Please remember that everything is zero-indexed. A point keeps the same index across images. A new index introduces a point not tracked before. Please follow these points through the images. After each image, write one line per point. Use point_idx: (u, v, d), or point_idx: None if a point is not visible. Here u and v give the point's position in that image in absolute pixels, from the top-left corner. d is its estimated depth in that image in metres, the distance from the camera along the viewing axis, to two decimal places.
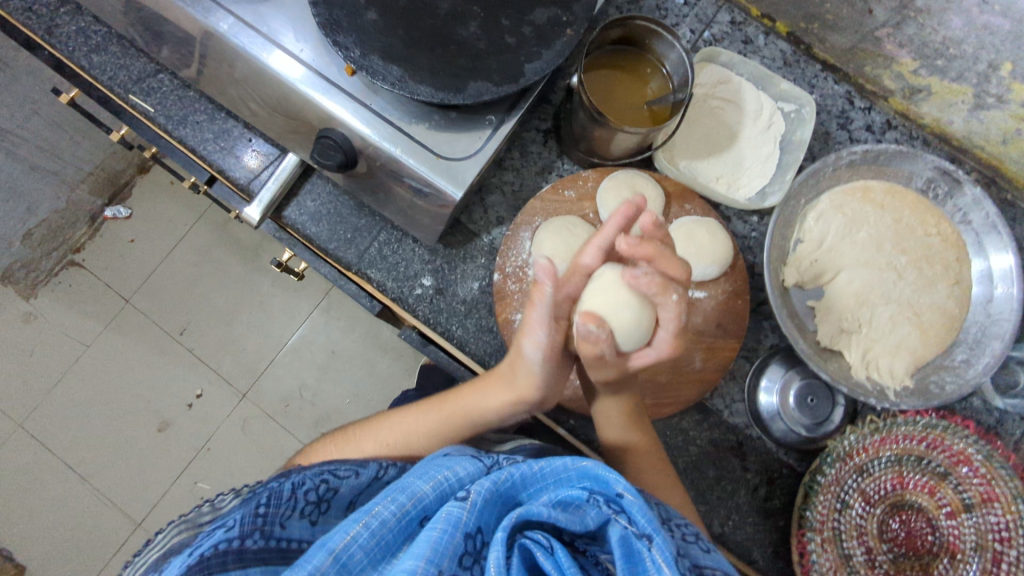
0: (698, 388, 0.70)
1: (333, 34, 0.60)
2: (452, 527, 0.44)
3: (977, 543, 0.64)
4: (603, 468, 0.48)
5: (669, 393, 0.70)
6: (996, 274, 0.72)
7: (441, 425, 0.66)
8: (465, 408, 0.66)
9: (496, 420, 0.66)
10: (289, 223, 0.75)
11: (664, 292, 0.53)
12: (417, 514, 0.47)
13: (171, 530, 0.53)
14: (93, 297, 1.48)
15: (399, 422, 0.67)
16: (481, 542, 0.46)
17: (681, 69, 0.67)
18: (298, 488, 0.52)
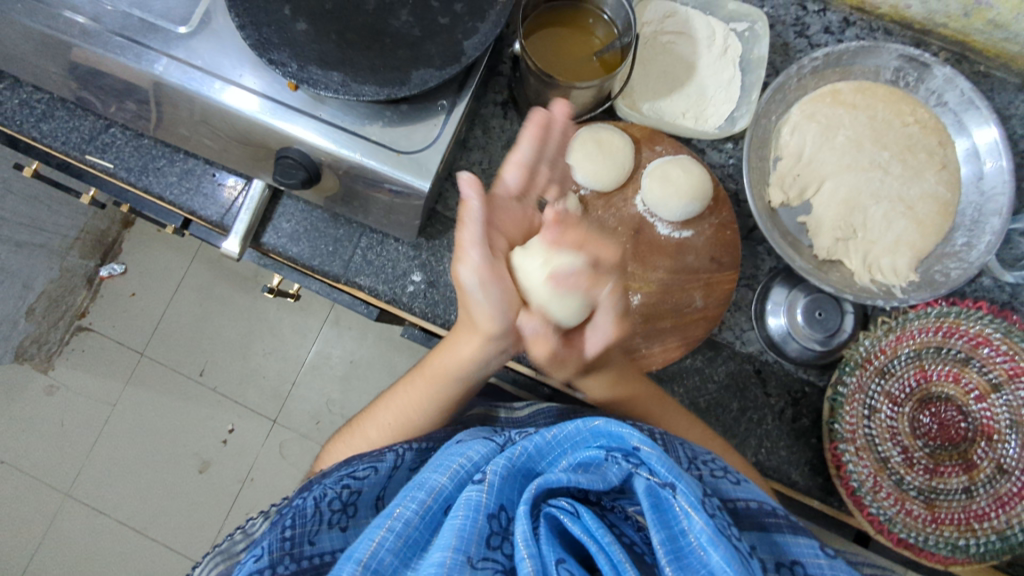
0: (705, 325, 0.69)
1: (267, 52, 0.60)
2: (474, 511, 0.46)
3: (1012, 421, 0.65)
4: (616, 424, 0.50)
5: (677, 335, 0.69)
6: (983, 149, 0.71)
7: (428, 389, 0.67)
8: (442, 365, 0.67)
9: (475, 371, 0.66)
10: (269, 248, 0.75)
11: (593, 282, 0.62)
12: (440, 506, 0.49)
13: (207, 563, 0.57)
14: (108, 357, 1.50)
15: (394, 401, 0.69)
16: (506, 520, 0.47)
17: (622, 12, 0.66)
18: (320, 501, 0.54)
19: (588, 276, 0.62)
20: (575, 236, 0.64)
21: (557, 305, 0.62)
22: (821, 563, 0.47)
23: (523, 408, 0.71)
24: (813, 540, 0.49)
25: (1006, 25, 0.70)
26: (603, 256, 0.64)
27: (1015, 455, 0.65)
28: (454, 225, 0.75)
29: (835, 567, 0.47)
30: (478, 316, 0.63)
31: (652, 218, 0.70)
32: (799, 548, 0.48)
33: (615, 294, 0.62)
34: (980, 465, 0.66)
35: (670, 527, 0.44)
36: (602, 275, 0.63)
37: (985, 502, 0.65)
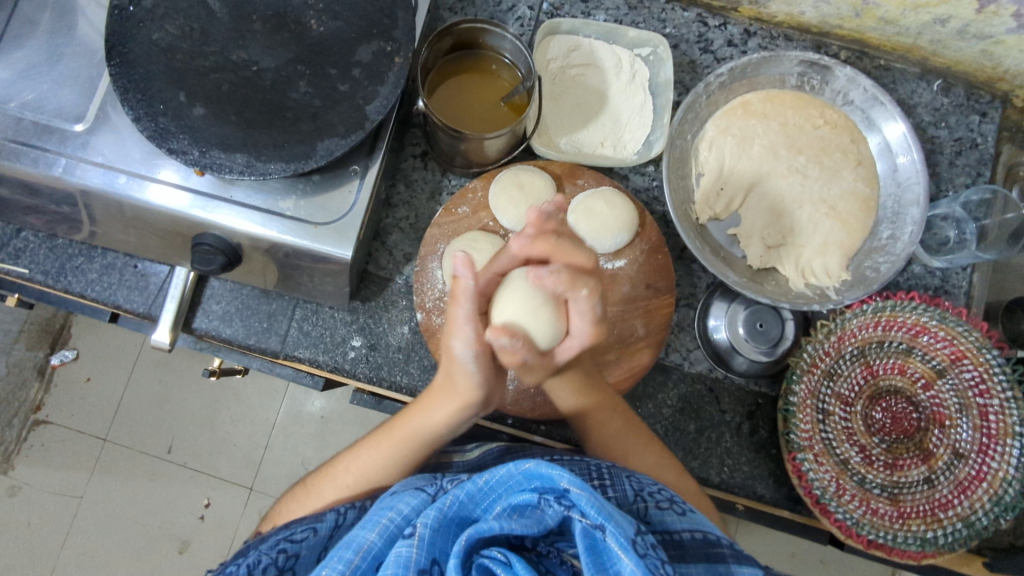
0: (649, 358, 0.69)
1: (166, 142, 0.59)
2: (402, 569, 0.45)
3: (960, 405, 0.67)
4: (545, 465, 0.48)
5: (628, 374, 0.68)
6: (893, 143, 0.73)
7: (397, 455, 0.63)
8: (411, 431, 0.63)
9: (445, 436, 0.64)
10: (202, 333, 0.73)
11: (573, 287, 0.57)
12: (370, 564, 0.48)
13: None
14: (69, 447, 1.45)
15: (356, 461, 0.64)
16: (439, 573, 0.47)
17: (520, 56, 0.66)
18: (254, 568, 0.52)
19: (567, 278, 0.57)
20: (544, 248, 0.58)
21: (532, 316, 0.60)
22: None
23: (472, 449, 0.68)
24: (756, 570, 0.50)
25: (896, 20, 0.72)
26: (582, 263, 0.59)
27: (968, 438, 0.67)
28: (388, 284, 0.74)
29: None
30: (460, 385, 0.60)
31: None
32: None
33: (592, 298, 0.58)
34: (937, 453, 0.67)
35: (605, 569, 0.43)
36: (582, 277, 0.58)
37: (947, 490, 0.67)
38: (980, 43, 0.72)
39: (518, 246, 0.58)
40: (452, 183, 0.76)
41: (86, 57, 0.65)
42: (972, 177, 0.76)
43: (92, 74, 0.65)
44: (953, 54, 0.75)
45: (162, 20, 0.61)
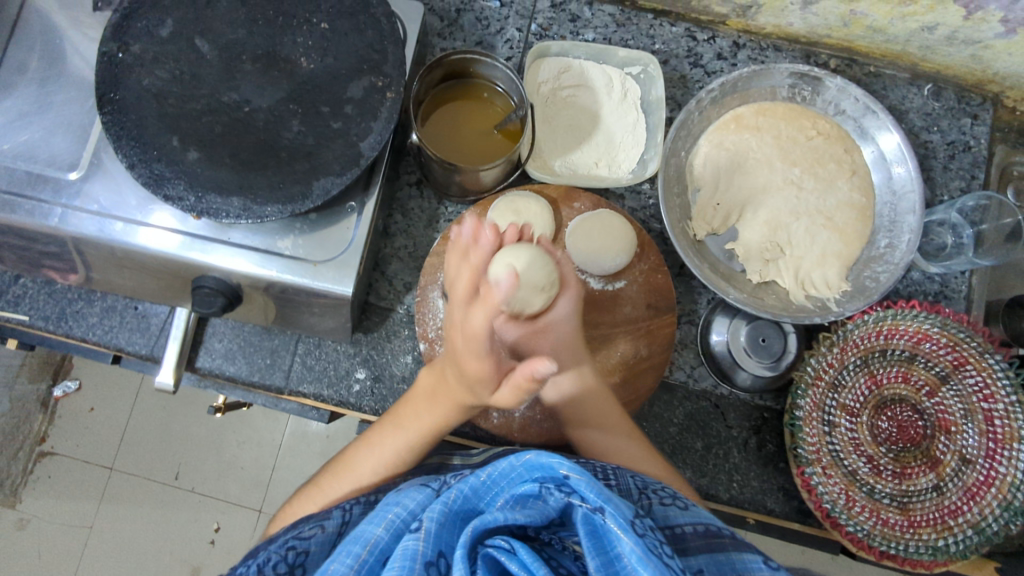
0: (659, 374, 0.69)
1: (162, 188, 0.59)
2: (409, 561, 0.44)
3: (965, 410, 0.68)
4: (544, 455, 0.48)
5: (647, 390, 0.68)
6: (888, 154, 0.73)
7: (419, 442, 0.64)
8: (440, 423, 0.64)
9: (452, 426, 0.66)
10: (206, 372, 0.73)
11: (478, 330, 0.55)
12: (377, 559, 0.48)
13: None
14: (76, 478, 1.45)
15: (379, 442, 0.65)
16: (446, 565, 0.46)
17: (512, 85, 0.66)
18: (263, 566, 0.51)
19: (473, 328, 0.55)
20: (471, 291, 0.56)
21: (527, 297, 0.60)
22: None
23: (477, 454, 0.67)
24: (756, 554, 0.49)
25: (885, 28, 0.72)
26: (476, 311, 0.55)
27: (975, 443, 0.67)
28: (389, 314, 0.73)
29: None
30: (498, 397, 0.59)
31: (583, 274, 0.69)
32: (744, 564, 0.49)
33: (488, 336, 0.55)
34: (945, 460, 0.68)
35: (606, 551, 0.43)
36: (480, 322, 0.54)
37: (956, 496, 0.67)
38: (969, 48, 0.72)
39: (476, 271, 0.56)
40: (450, 210, 0.76)
41: (77, 104, 0.65)
42: (966, 180, 0.76)
43: (84, 121, 0.65)
44: (942, 58, 0.75)
45: (152, 65, 0.61)
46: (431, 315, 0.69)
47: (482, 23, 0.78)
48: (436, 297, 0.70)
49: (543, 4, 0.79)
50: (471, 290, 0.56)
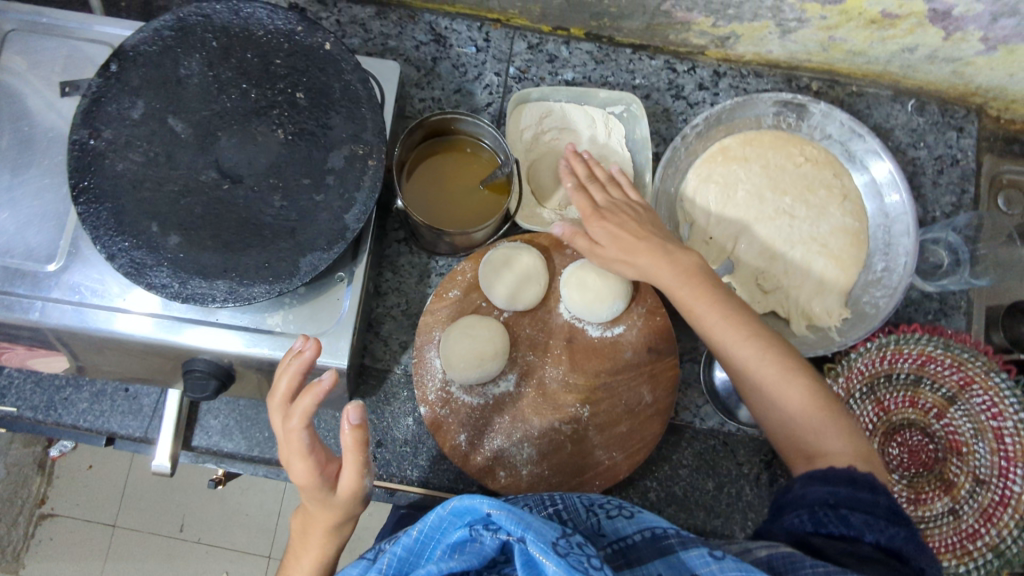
0: (843, 431, 0.52)
1: (144, 277, 0.57)
2: None
3: (975, 430, 0.67)
4: (465, 496, 0.44)
5: (833, 453, 0.50)
6: (881, 182, 0.73)
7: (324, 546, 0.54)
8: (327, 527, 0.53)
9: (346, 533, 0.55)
10: (203, 451, 0.71)
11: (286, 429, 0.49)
12: None
13: None
14: (79, 540, 1.43)
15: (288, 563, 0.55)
16: None
17: (496, 141, 0.65)
18: None
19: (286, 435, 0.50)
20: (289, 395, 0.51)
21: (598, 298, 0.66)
22: (713, 570, 0.42)
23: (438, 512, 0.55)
24: (703, 547, 0.44)
25: (865, 51, 0.72)
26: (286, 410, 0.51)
27: (987, 463, 0.66)
28: (387, 375, 0.72)
29: (726, 567, 0.42)
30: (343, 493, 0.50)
31: (580, 323, 0.69)
32: (692, 560, 0.44)
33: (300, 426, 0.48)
34: (958, 482, 0.67)
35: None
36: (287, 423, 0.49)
37: (973, 519, 0.66)
38: (950, 65, 0.71)
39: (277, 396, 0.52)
40: (440, 264, 0.74)
41: (52, 193, 0.64)
42: (957, 194, 0.76)
43: (61, 210, 0.63)
44: (924, 75, 0.74)
45: (126, 149, 0.60)
46: (429, 377, 0.68)
47: (460, 70, 0.77)
48: (433, 356, 0.68)
49: (519, 47, 0.78)
50: (292, 386, 0.52)
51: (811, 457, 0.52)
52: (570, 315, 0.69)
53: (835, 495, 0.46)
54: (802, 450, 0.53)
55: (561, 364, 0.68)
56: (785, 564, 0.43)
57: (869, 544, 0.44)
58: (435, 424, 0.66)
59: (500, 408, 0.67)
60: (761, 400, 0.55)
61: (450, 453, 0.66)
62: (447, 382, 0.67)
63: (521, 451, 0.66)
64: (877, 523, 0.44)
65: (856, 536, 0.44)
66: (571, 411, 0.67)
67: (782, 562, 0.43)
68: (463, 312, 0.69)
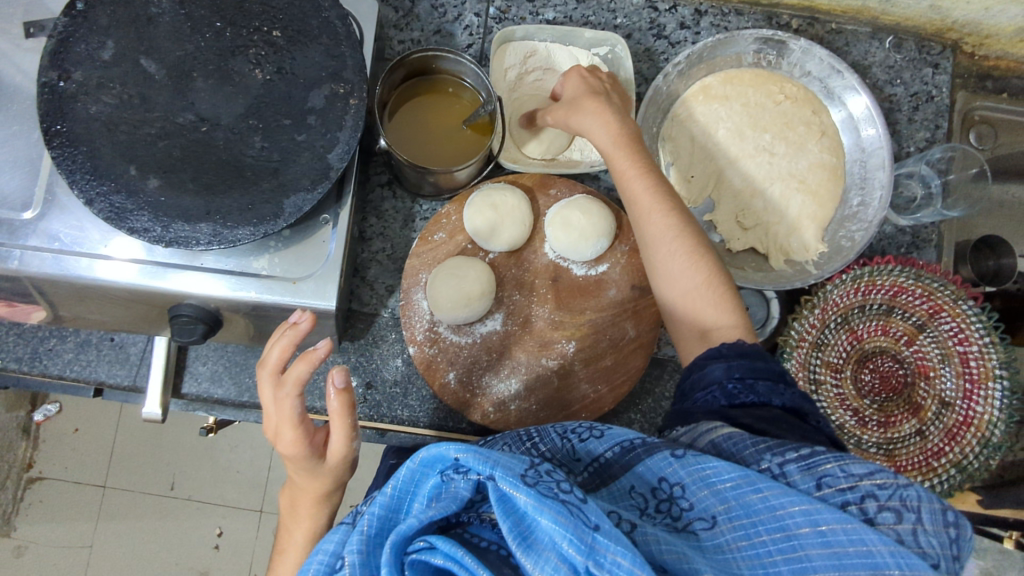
0: (733, 304, 0.59)
1: (125, 221, 0.57)
2: None
3: (942, 355, 0.71)
4: (431, 445, 0.43)
5: (721, 328, 0.58)
6: (858, 116, 0.73)
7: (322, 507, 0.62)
8: (315, 494, 0.60)
9: (330, 499, 0.62)
10: (193, 398, 0.72)
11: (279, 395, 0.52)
12: None
13: None
14: (70, 500, 1.44)
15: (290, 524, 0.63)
16: None
17: (478, 79, 0.65)
18: None
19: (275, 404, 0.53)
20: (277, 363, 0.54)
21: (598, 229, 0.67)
22: (676, 469, 0.45)
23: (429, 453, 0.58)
24: (664, 450, 0.47)
25: None
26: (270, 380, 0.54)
27: (952, 386, 0.70)
28: (375, 319, 0.73)
29: (687, 465, 0.45)
30: (330, 457, 0.55)
31: (565, 262, 0.70)
32: (656, 466, 0.46)
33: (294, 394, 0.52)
34: (925, 405, 0.71)
35: (514, 510, 0.40)
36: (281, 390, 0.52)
37: (938, 438, 0.70)
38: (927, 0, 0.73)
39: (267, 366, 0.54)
40: (424, 208, 0.74)
41: (22, 139, 0.63)
42: (932, 130, 0.77)
43: (33, 157, 0.62)
44: (902, 11, 0.75)
45: (98, 91, 0.59)
46: (417, 318, 0.68)
47: (439, 11, 0.76)
48: (420, 297, 0.69)
49: None
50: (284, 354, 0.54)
51: (704, 333, 0.59)
52: (554, 255, 0.70)
53: (734, 368, 0.53)
54: (697, 326, 0.59)
55: (547, 302, 0.69)
56: (731, 446, 0.47)
57: (778, 407, 0.52)
58: (423, 363, 0.68)
59: (487, 347, 0.68)
60: (666, 276, 0.60)
61: (439, 391, 0.67)
62: (434, 323, 0.68)
63: (509, 387, 0.68)
64: (782, 389, 0.53)
65: (764, 402, 0.52)
66: (557, 347, 0.68)
67: (728, 445, 0.47)
68: (448, 254, 0.69)
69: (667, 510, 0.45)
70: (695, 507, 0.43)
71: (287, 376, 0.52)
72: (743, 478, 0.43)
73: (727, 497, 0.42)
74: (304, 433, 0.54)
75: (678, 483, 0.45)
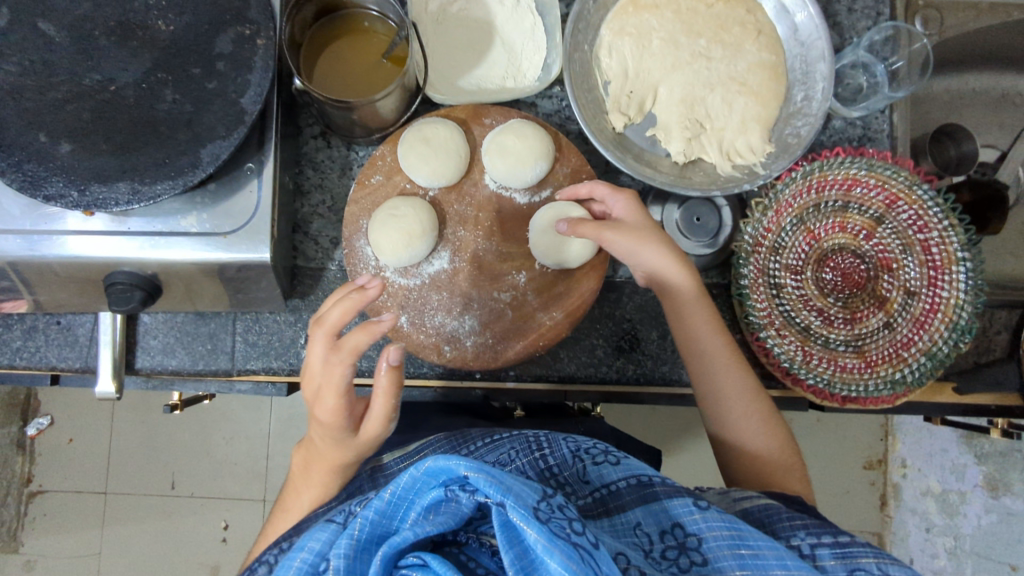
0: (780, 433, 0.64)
1: (39, 189, 0.55)
2: None
3: (903, 245, 0.69)
4: (441, 458, 0.42)
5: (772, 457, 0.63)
6: (788, 4, 0.71)
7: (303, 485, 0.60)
8: (326, 471, 0.58)
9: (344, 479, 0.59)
10: (148, 372, 0.71)
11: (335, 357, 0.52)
12: None
13: None
14: (70, 511, 1.41)
15: (297, 485, 0.60)
16: None
17: (389, 7, 0.62)
18: None
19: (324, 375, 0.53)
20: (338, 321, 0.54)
21: (559, 247, 0.65)
22: (697, 519, 0.47)
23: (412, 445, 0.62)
24: (687, 497, 0.48)
25: None
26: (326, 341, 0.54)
27: (916, 275, 0.68)
28: (323, 274, 0.71)
29: (709, 517, 0.47)
30: (366, 432, 0.54)
31: (507, 192, 0.68)
32: (676, 509, 0.48)
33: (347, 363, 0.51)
34: (891, 297, 0.69)
35: (519, 541, 0.39)
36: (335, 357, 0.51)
37: (906, 328, 0.68)
38: None
39: (326, 327, 0.54)
40: (361, 155, 0.72)
41: None
42: (873, 17, 0.75)
43: None
44: None
45: None
46: (362, 265, 0.67)
47: None
48: (363, 244, 0.67)
49: None
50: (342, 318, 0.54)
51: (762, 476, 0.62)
52: (496, 186, 0.68)
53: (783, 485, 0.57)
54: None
55: (492, 235, 0.67)
56: (768, 515, 0.52)
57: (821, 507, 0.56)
58: (373, 309, 0.66)
59: (438, 286, 0.67)
60: (739, 435, 0.63)
61: (393, 335, 0.66)
62: (381, 268, 0.67)
63: (463, 324, 0.66)
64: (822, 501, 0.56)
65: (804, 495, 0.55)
66: (508, 279, 0.67)
67: (763, 513, 0.52)
68: (388, 197, 0.68)
69: (674, 558, 0.46)
70: (709, 564, 0.44)
71: (344, 343, 0.51)
72: (771, 548, 0.44)
73: (745, 562, 0.44)
74: (346, 404, 0.53)
75: (695, 533, 0.46)
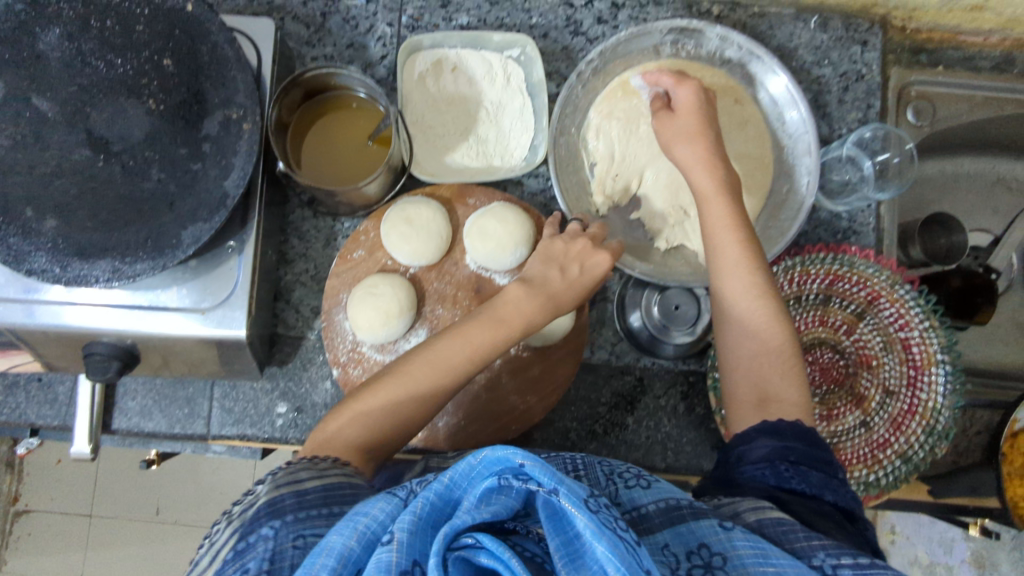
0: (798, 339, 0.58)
1: (23, 263, 0.55)
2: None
3: (884, 343, 0.68)
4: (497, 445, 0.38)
5: (773, 341, 0.57)
6: (779, 98, 0.72)
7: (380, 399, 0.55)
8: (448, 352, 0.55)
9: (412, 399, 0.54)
10: (124, 433, 0.71)
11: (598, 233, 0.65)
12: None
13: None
14: (54, 532, 1.40)
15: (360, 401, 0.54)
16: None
17: (372, 91, 0.64)
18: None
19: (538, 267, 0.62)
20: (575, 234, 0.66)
21: (491, 259, 0.66)
22: (722, 538, 0.40)
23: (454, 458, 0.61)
24: (712, 519, 0.42)
25: None
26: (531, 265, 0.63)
27: (896, 374, 0.68)
28: (302, 342, 0.71)
29: (734, 538, 0.41)
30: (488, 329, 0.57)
31: (488, 273, 0.68)
32: (701, 530, 0.41)
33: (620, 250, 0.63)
34: (869, 395, 0.68)
35: (566, 530, 0.36)
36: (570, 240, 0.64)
37: (883, 429, 0.67)
38: None
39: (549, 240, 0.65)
40: (347, 226, 0.73)
41: None
42: (864, 109, 0.75)
43: None
44: None
45: None
46: (339, 339, 0.67)
47: (351, 23, 0.75)
48: (342, 318, 0.68)
49: None
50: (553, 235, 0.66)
51: (761, 349, 0.57)
52: (476, 266, 0.69)
53: (790, 450, 0.51)
54: (759, 386, 0.57)
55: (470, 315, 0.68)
56: (778, 532, 0.43)
57: (829, 502, 0.48)
58: (348, 385, 0.66)
59: None
60: (750, 327, 0.58)
61: None
62: (358, 343, 0.67)
63: None
64: (832, 484, 0.49)
65: (815, 493, 0.48)
66: None
67: (774, 529, 0.43)
68: (369, 272, 0.68)
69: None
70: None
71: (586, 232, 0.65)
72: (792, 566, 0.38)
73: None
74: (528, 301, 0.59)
75: (720, 551, 0.40)
